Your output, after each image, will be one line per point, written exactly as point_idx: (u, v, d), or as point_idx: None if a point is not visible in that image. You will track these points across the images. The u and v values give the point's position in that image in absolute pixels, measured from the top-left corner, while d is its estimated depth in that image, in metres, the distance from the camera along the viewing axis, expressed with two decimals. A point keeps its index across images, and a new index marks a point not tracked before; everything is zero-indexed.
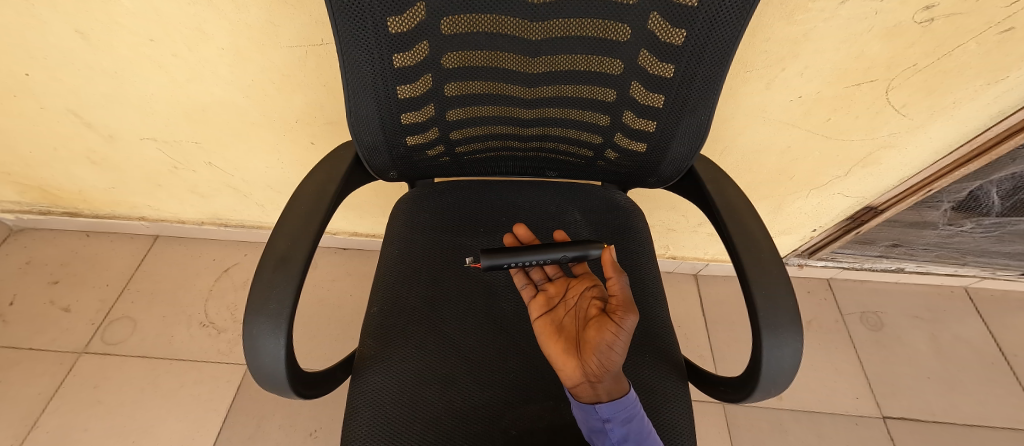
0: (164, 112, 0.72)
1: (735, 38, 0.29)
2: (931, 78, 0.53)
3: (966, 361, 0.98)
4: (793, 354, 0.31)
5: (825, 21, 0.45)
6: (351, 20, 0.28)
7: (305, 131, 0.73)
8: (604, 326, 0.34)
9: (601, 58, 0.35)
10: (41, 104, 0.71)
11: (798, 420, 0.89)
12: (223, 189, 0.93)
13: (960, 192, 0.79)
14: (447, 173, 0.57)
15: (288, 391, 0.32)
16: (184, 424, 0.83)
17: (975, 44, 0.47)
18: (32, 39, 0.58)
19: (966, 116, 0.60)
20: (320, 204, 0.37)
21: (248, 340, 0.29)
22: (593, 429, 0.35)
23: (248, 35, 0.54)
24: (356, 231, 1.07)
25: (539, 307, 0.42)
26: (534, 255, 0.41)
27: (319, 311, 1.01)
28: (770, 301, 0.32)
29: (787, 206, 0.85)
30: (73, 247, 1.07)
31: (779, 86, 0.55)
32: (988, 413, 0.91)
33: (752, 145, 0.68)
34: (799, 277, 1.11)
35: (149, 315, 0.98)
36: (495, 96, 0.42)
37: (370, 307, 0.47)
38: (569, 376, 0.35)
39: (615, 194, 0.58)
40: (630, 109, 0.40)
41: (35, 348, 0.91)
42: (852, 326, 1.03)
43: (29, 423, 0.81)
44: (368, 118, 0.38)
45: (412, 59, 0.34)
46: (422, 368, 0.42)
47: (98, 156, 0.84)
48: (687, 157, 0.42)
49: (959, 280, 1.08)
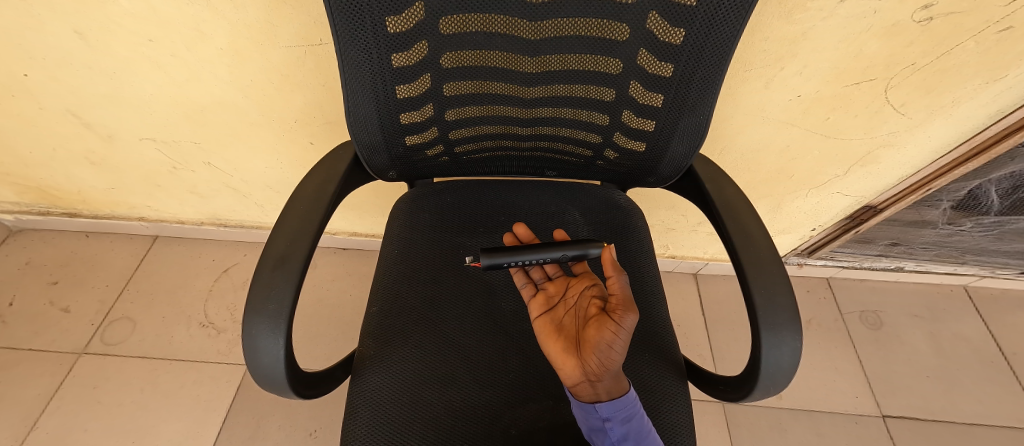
0: (164, 112, 0.71)
1: (734, 37, 0.29)
2: (930, 77, 0.53)
3: (965, 360, 0.98)
4: (792, 353, 0.31)
5: (823, 20, 0.45)
6: (350, 20, 0.28)
7: (304, 131, 0.73)
8: (603, 325, 0.34)
9: (599, 57, 0.35)
10: (40, 105, 0.71)
11: (797, 419, 0.89)
12: (223, 189, 0.93)
13: (959, 191, 0.79)
14: (446, 173, 0.57)
15: (288, 391, 0.32)
16: (184, 424, 0.83)
17: (974, 43, 0.47)
18: (31, 39, 0.58)
19: (965, 115, 0.60)
20: (319, 204, 0.37)
21: (248, 340, 0.29)
22: (593, 428, 0.35)
23: (248, 35, 0.54)
24: (355, 231, 1.07)
25: (539, 306, 0.42)
26: (534, 254, 0.41)
27: (319, 311, 1.01)
28: (769, 300, 0.32)
29: (786, 205, 0.85)
30: (72, 248, 1.07)
31: (778, 86, 0.56)
32: (987, 412, 0.91)
33: (752, 145, 0.68)
34: (798, 276, 1.12)
35: (148, 315, 0.98)
36: (494, 96, 0.42)
37: (370, 307, 0.47)
38: (569, 375, 0.35)
39: (614, 194, 0.58)
40: (629, 109, 0.40)
41: (34, 348, 0.91)
42: (852, 325, 1.03)
43: (29, 423, 0.81)
44: (367, 118, 0.38)
45: (411, 58, 0.34)
46: (422, 368, 0.42)
47: (97, 156, 0.84)
48: (686, 156, 0.42)
49: (959, 279, 1.08)
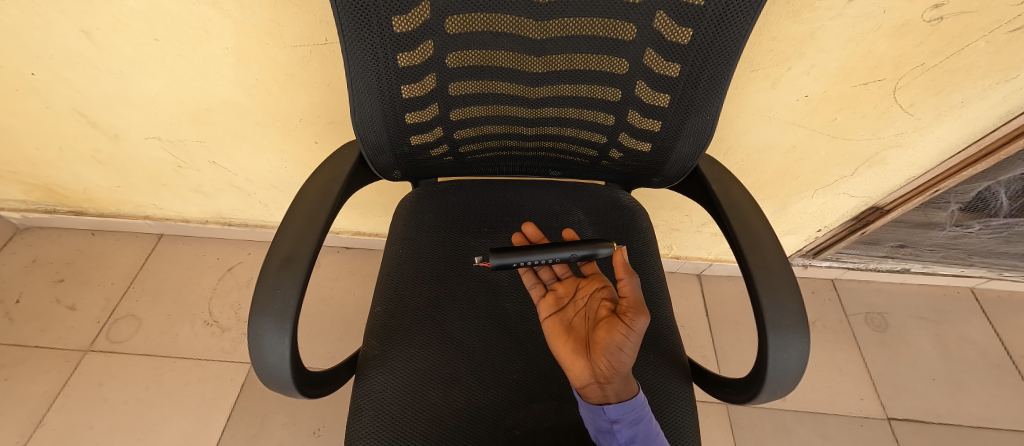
0: (169, 111, 0.72)
1: (743, 36, 0.29)
2: (939, 77, 0.52)
3: (972, 363, 0.97)
4: (799, 356, 0.31)
5: (830, 19, 0.45)
6: (357, 20, 0.28)
7: (308, 131, 0.73)
8: (614, 327, 0.34)
9: (607, 57, 0.35)
10: (46, 103, 0.71)
11: (801, 421, 0.89)
12: (227, 188, 0.93)
13: (967, 192, 0.79)
14: (452, 172, 0.56)
15: (294, 391, 0.32)
16: (189, 421, 0.84)
17: (984, 42, 0.47)
18: (38, 39, 0.58)
19: (974, 116, 0.59)
20: (325, 203, 0.37)
21: (256, 340, 0.29)
22: (600, 430, 0.34)
23: (252, 35, 0.54)
24: (359, 230, 1.08)
25: (548, 307, 0.42)
26: (544, 255, 0.41)
27: (323, 310, 1.01)
28: (776, 301, 0.32)
29: (791, 206, 0.84)
30: (78, 246, 1.08)
31: (786, 85, 0.55)
32: (994, 415, 0.90)
33: (758, 145, 0.67)
34: (803, 277, 1.11)
35: (153, 313, 0.98)
36: (500, 95, 0.41)
37: (375, 307, 0.47)
38: (578, 376, 0.35)
39: (619, 194, 0.58)
40: (635, 109, 0.40)
41: (41, 345, 0.91)
42: (857, 326, 1.03)
43: (35, 420, 0.82)
44: (373, 117, 0.38)
45: (417, 58, 0.34)
46: (427, 368, 0.42)
47: (103, 155, 0.84)
48: (693, 156, 0.42)
49: (966, 281, 1.08)
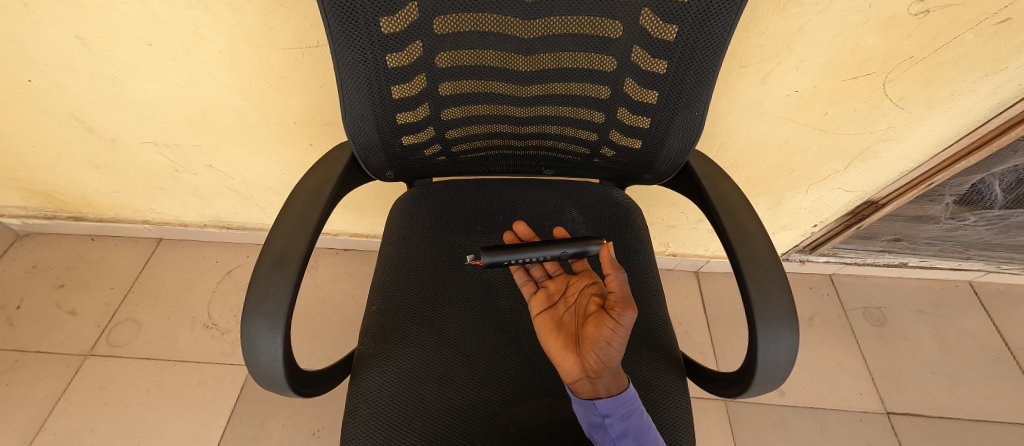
0: (165, 116, 0.72)
1: (727, 32, 0.29)
2: (929, 69, 0.52)
3: (970, 355, 0.97)
4: (788, 347, 0.31)
5: (818, 14, 0.45)
6: (344, 22, 0.28)
7: (303, 133, 0.74)
8: (602, 322, 0.34)
9: (595, 55, 0.35)
10: (43, 110, 0.72)
11: (800, 416, 0.89)
12: (224, 191, 0.93)
13: (961, 185, 0.79)
14: (445, 172, 0.57)
15: (287, 390, 0.32)
16: (188, 424, 0.84)
17: (972, 34, 0.47)
18: (33, 46, 0.59)
19: (966, 107, 0.59)
20: (317, 203, 0.37)
21: (248, 339, 0.29)
22: (593, 425, 0.35)
23: (245, 38, 0.55)
24: (355, 232, 1.08)
25: (539, 303, 0.42)
26: (533, 252, 0.41)
27: (321, 311, 1.02)
28: (765, 293, 0.32)
29: (786, 201, 0.84)
30: (78, 251, 1.09)
31: (775, 80, 0.55)
32: (993, 408, 0.90)
33: (751, 141, 0.68)
34: (800, 273, 1.11)
35: (153, 317, 0.99)
36: (490, 94, 0.42)
37: (370, 306, 0.47)
38: (569, 371, 0.35)
39: (612, 191, 0.58)
40: (624, 106, 0.40)
41: (41, 350, 0.92)
42: (855, 321, 1.03)
43: (36, 425, 0.82)
44: (363, 119, 0.38)
45: (405, 59, 0.34)
46: (422, 366, 0.42)
47: (99, 160, 0.85)
48: (682, 151, 0.42)
49: (964, 274, 1.08)
